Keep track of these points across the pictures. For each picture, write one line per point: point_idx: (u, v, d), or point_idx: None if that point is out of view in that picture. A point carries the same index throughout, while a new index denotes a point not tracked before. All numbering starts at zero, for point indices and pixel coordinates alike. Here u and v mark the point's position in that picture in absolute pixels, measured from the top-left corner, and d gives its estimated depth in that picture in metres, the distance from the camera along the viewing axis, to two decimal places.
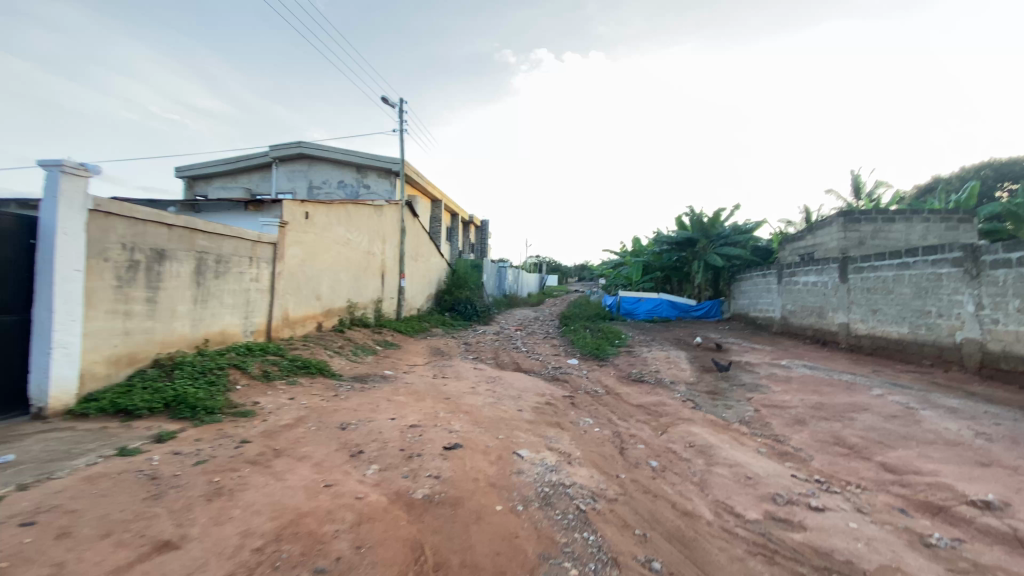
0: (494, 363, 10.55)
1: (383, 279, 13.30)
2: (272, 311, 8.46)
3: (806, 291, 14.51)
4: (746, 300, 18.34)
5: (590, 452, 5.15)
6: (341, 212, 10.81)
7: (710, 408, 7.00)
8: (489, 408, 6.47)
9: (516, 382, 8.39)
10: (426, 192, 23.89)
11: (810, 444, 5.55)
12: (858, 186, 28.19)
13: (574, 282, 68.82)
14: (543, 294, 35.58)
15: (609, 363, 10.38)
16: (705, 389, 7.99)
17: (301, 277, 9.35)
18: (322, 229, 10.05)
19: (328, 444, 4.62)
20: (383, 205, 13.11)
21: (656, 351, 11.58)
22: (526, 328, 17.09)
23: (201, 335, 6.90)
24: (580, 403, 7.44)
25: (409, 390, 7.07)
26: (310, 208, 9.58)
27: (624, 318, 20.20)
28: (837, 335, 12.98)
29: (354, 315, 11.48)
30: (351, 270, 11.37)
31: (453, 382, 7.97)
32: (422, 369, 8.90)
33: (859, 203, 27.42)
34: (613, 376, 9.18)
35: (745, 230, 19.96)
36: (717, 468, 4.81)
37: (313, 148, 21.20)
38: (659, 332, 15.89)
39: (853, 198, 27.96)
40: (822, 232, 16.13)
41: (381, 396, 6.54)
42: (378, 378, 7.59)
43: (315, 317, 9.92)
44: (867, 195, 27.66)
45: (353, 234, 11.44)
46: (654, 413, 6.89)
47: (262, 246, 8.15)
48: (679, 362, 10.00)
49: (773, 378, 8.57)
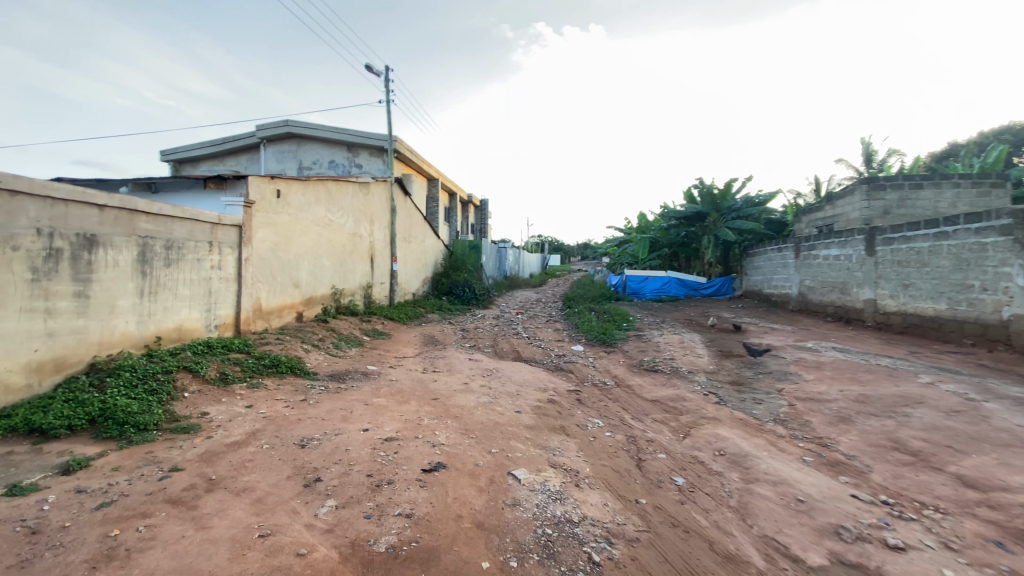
0: (492, 352, 9.67)
1: (372, 262, 12.36)
2: (240, 302, 7.56)
3: (827, 266, 13.47)
4: (760, 277, 17.34)
5: (601, 467, 4.26)
6: (319, 190, 9.82)
7: (736, 403, 6.09)
8: (483, 410, 5.59)
9: (514, 376, 7.51)
10: (421, 171, 22.78)
11: (864, 449, 4.64)
12: (871, 156, 26.82)
13: (577, 261, 67.82)
14: (545, 274, 34.63)
15: (618, 350, 9.47)
16: (727, 379, 7.10)
17: (275, 263, 8.43)
18: (298, 209, 9.08)
19: (279, 471, 3.74)
20: (370, 182, 12.10)
21: (669, 334, 10.68)
22: (527, 311, 16.18)
23: (151, 333, 6.02)
24: (587, 399, 6.56)
25: (392, 390, 6.18)
26: (282, 184, 8.58)
27: (631, 298, 19.27)
28: (862, 313, 12.00)
29: (339, 303, 10.59)
30: (335, 254, 10.43)
31: (444, 377, 7.09)
32: (411, 362, 8.03)
33: (873, 173, 26.22)
34: (622, 365, 8.30)
35: (758, 203, 18.86)
36: (759, 487, 3.92)
37: (301, 126, 20.08)
38: (669, 313, 14.97)
39: (864, 168, 26.78)
40: (843, 202, 15.03)
41: (358, 398, 5.67)
42: (358, 376, 6.71)
43: (294, 306, 9.03)
44: (881, 164, 26.45)
45: (335, 214, 10.47)
46: (672, 410, 6.00)
47: (224, 228, 7.20)
48: (695, 348, 9.08)
49: (803, 365, 7.65)
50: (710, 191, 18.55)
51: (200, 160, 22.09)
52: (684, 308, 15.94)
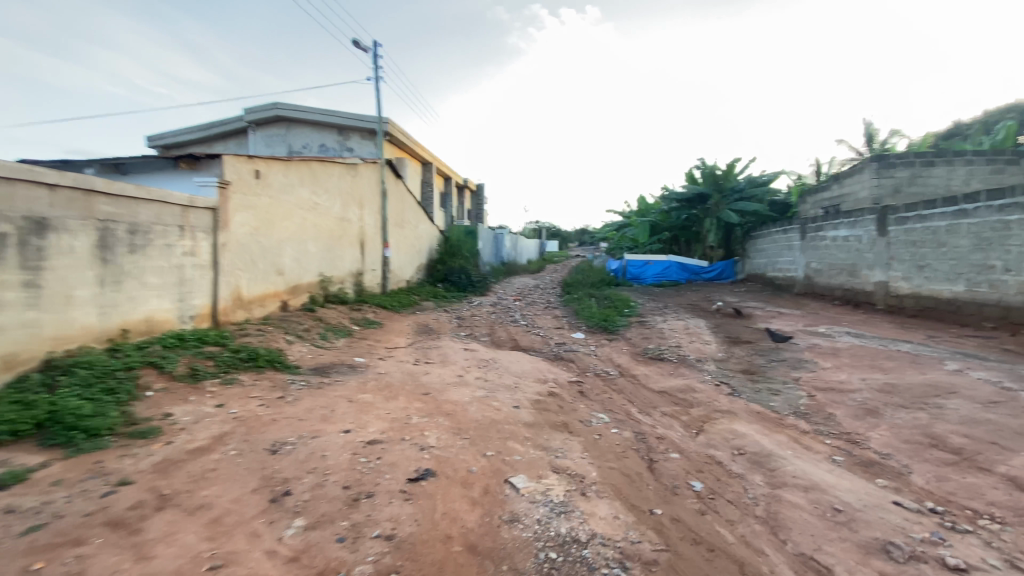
0: (489, 341, 9.19)
1: (363, 249, 11.82)
2: (217, 291, 7.06)
3: (835, 247, 12.99)
4: (764, 260, 16.86)
5: (609, 470, 3.81)
6: (303, 171, 9.26)
7: (751, 394, 5.64)
8: (477, 404, 5.13)
9: (512, 366, 7.04)
10: (414, 155, 22.10)
11: (899, 447, 4.20)
12: (873, 136, 26.19)
13: (575, 247, 67.27)
14: (543, 260, 34.10)
15: (621, 337, 9.00)
16: (739, 368, 6.65)
17: (255, 249, 7.91)
18: (280, 191, 8.54)
19: (244, 483, 3.29)
20: (358, 164, 11.52)
21: (673, 320, 10.22)
22: (525, 298, 15.69)
23: (116, 325, 5.53)
24: (591, 391, 6.10)
25: (379, 384, 5.71)
26: (261, 164, 8.02)
27: (631, 283, 18.80)
28: (873, 296, 11.56)
29: (327, 291, 10.09)
30: (321, 239, 9.90)
31: (436, 369, 6.62)
32: (402, 353, 7.56)
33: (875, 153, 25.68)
34: (626, 354, 7.86)
35: (762, 183, 18.32)
36: (788, 494, 3.48)
37: (290, 109, 19.36)
38: (672, 298, 14.50)
39: (866, 148, 26.26)
40: (852, 180, 14.50)
41: (341, 394, 5.19)
42: (343, 369, 6.22)
43: (278, 295, 8.53)
44: (883, 144, 25.92)
45: (320, 197, 9.92)
46: (683, 402, 5.55)
47: (197, 211, 6.68)
48: (701, 334, 8.62)
49: (818, 351, 7.20)
50: (713, 171, 18.00)
51: (186, 145, 21.34)
52: (687, 293, 15.49)
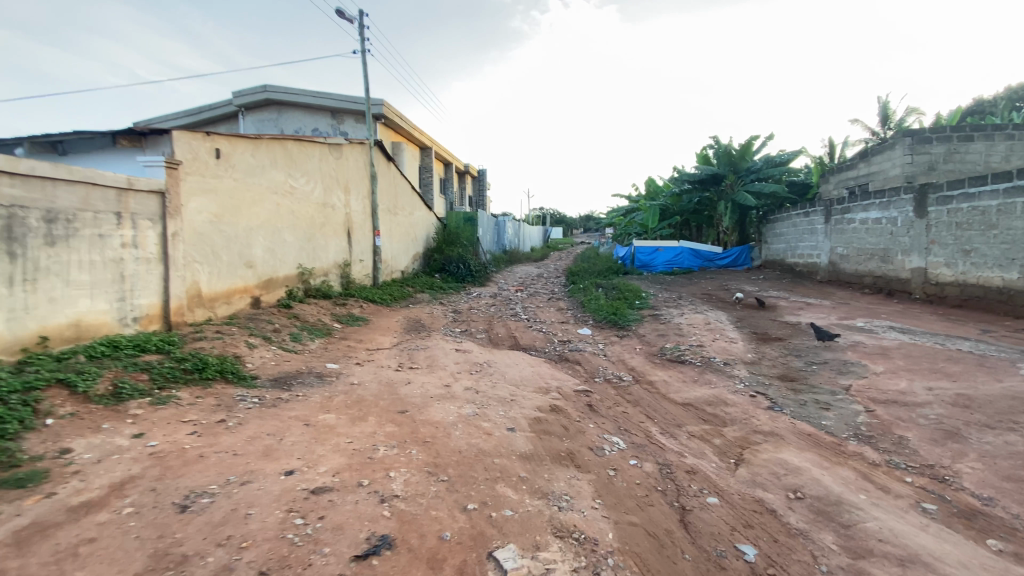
0: (485, 339, 8.24)
1: (349, 237, 10.85)
2: (170, 288, 6.13)
3: (865, 230, 11.88)
4: (783, 245, 15.77)
5: (629, 529, 2.87)
6: (275, 151, 8.28)
7: (798, 410, 4.66)
8: (463, 426, 4.18)
9: (509, 371, 6.09)
10: (411, 139, 20.98)
11: (1005, 490, 3.24)
12: (888, 115, 24.88)
13: (579, 233, 66.04)
14: (546, 248, 33.08)
15: (633, 334, 8.02)
16: (775, 372, 5.68)
17: (217, 238, 6.95)
18: (246, 173, 7.57)
19: (126, 566, 2.37)
20: (342, 144, 10.52)
21: (689, 312, 9.24)
22: (527, 288, 14.70)
23: (33, 332, 4.62)
24: (601, 403, 5.15)
25: (347, 398, 4.78)
26: (222, 142, 7.05)
27: (640, 271, 17.78)
28: (909, 284, 10.52)
29: (308, 285, 9.14)
30: (299, 227, 8.95)
31: (420, 377, 5.67)
32: (384, 356, 6.64)
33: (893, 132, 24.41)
34: (641, 354, 6.88)
35: (780, 163, 17.15)
36: (877, 571, 2.54)
37: (280, 91, 18.25)
38: (685, 287, 13.48)
39: (882, 127, 24.98)
40: (881, 158, 13.35)
41: (297, 415, 4.26)
42: (309, 379, 5.29)
43: (247, 290, 7.59)
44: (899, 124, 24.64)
45: (298, 181, 8.94)
46: (714, 421, 4.58)
47: (138, 194, 5.73)
48: (724, 331, 7.62)
49: (864, 352, 6.20)
50: (728, 151, 16.86)
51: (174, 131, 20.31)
52: (701, 282, 14.45)
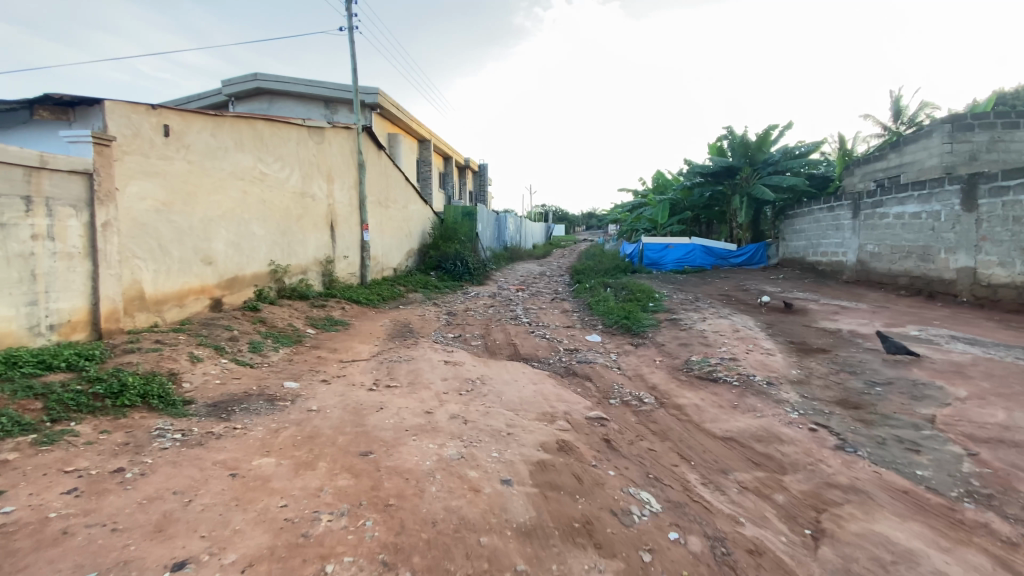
0: (481, 347, 7.22)
1: (333, 231, 9.82)
2: (102, 290, 5.09)
3: (900, 226, 10.81)
4: (803, 242, 14.69)
5: None
6: (241, 131, 7.25)
7: (877, 453, 3.62)
8: (442, 477, 3.15)
9: (507, 391, 5.05)
10: (408, 130, 19.89)
11: None
12: (899, 110, 23.80)
13: (582, 231, 64.88)
14: (548, 245, 32.07)
15: (650, 342, 6.98)
16: (832, 397, 4.65)
17: (165, 230, 5.93)
18: (204, 155, 6.55)
19: None
20: (323, 128, 9.49)
21: (712, 316, 8.20)
22: (529, 287, 13.68)
23: None
24: (620, 435, 4.13)
25: (299, 433, 3.76)
26: (170, 117, 6.03)
27: (649, 269, 16.75)
28: (954, 285, 9.52)
29: (282, 284, 8.10)
30: (271, 219, 7.92)
31: (397, 399, 4.64)
32: (360, 369, 5.63)
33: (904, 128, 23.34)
34: (662, 368, 5.86)
35: (799, 154, 16.06)
36: None
37: (271, 80, 17.19)
38: (701, 288, 12.43)
39: (893, 122, 23.90)
40: (915, 147, 12.27)
41: (226, 460, 3.25)
42: (259, 404, 4.26)
43: (204, 291, 6.56)
44: (910, 119, 23.57)
45: (270, 166, 7.92)
46: (768, 466, 3.54)
47: (55, 174, 4.70)
48: (757, 341, 6.56)
49: (934, 370, 5.15)
50: (743, 141, 15.74)
51: None
52: (716, 282, 13.41)
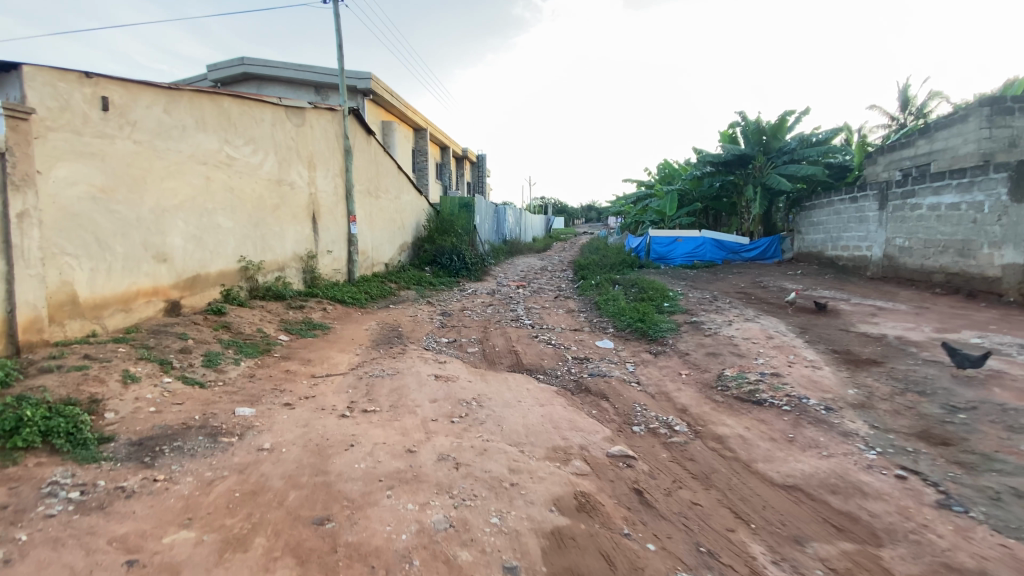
0: (477, 356, 6.34)
1: (315, 223, 8.90)
2: (19, 295, 4.19)
3: (935, 218, 9.94)
4: (821, 235, 13.80)
5: None
6: (203, 108, 6.33)
7: (995, 514, 2.78)
8: (422, 564, 2.29)
9: (508, 415, 4.16)
10: (403, 118, 18.90)
11: None
12: (908, 99, 22.93)
13: (581, 223, 63.90)
14: (548, 238, 31.14)
15: (672, 350, 6.11)
16: (908, 428, 3.79)
17: (105, 222, 5.03)
18: (155, 135, 5.64)
19: None
20: (304, 108, 8.55)
21: (737, 318, 7.32)
22: (530, 284, 12.79)
23: None
24: (653, 482, 3.28)
25: (240, 487, 2.89)
26: (108, 89, 5.12)
27: (657, 264, 15.90)
28: (998, 283, 8.67)
29: (253, 283, 7.19)
30: (241, 210, 7.00)
31: (373, 431, 3.75)
32: (335, 385, 4.76)
33: (913, 117, 22.48)
34: (691, 384, 4.99)
35: (816, 142, 15.09)
36: None
37: (259, 64, 16.15)
38: (715, 285, 11.56)
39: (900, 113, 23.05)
40: (948, 133, 11.40)
41: (128, 539, 2.39)
42: (197, 442, 3.38)
43: (157, 293, 5.66)
44: (919, 108, 22.71)
45: (240, 149, 7.00)
46: (855, 535, 2.70)
47: None
48: (797, 351, 5.67)
49: (1021, 391, 4.29)
50: (759, 127, 14.82)
51: None
52: (730, 278, 12.54)
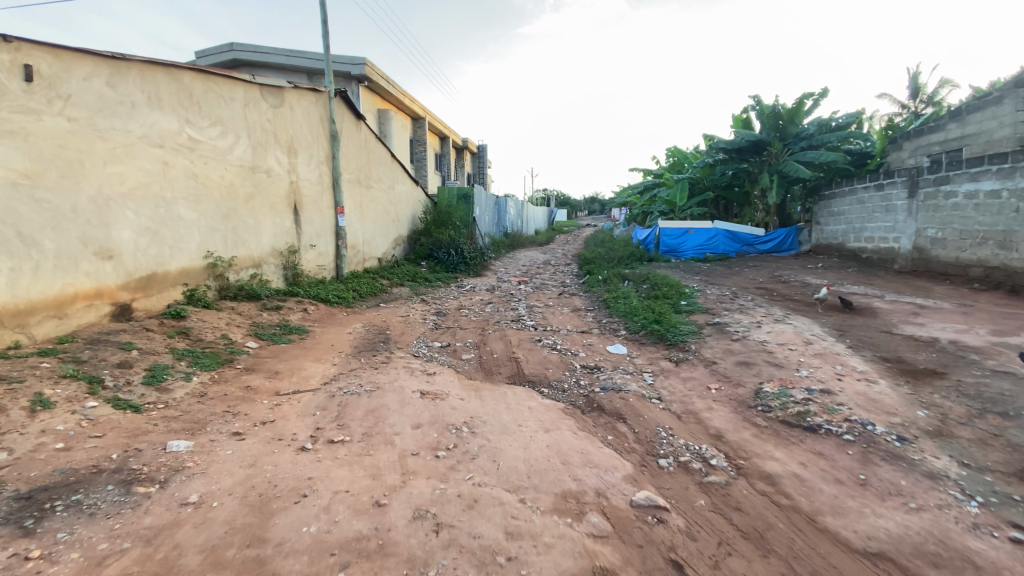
0: (473, 364, 5.58)
1: (297, 215, 8.11)
2: None
3: (972, 207, 9.09)
4: (842, 226, 12.96)
5: None
6: (157, 81, 5.54)
7: None
8: None
9: (505, 446, 3.40)
10: (400, 107, 18.04)
11: None
12: (920, 86, 21.96)
13: (584, 216, 62.90)
14: (551, 231, 30.31)
15: (696, 357, 5.34)
16: (1011, 467, 3.01)
17: (30, 212, 4.27)
18: (95, 112, 4.87)
19: None
20: (282, 88, 7.73)
21: (766, 319, 6.54)
22: (532, 279, 11.99)
23: None
24: (695, 547, 2.52)
25: (139, 567, 2.13)
26: (30, 55, 4.33)
27: (667, 258, 15.11)
28: None
29: (221, 282, 6.43)
30: (206, 199, 6.23)
31: (336, 472, 2.99)
32: (302, 405, 4.01)
33: (927, 105, 21.52)
34: (725, 402, 4.21)
35: (835, 127, 14.12)
36: None
37: (249, 50, 15.27)
38: (732, 279, 10.76)
39: (914, 100, 22.10)
40: (982, 116, 10.55)
41: None
42: (102, 495, 2.66)
43: (101, 296, 4.91)
44: (932, 97, 21.75)
45: (204, 131, 6.22)
46: None
47: None
48: (842, 359, 4.88)
49: None
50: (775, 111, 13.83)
51: None
52: (746, 272, 11.74)
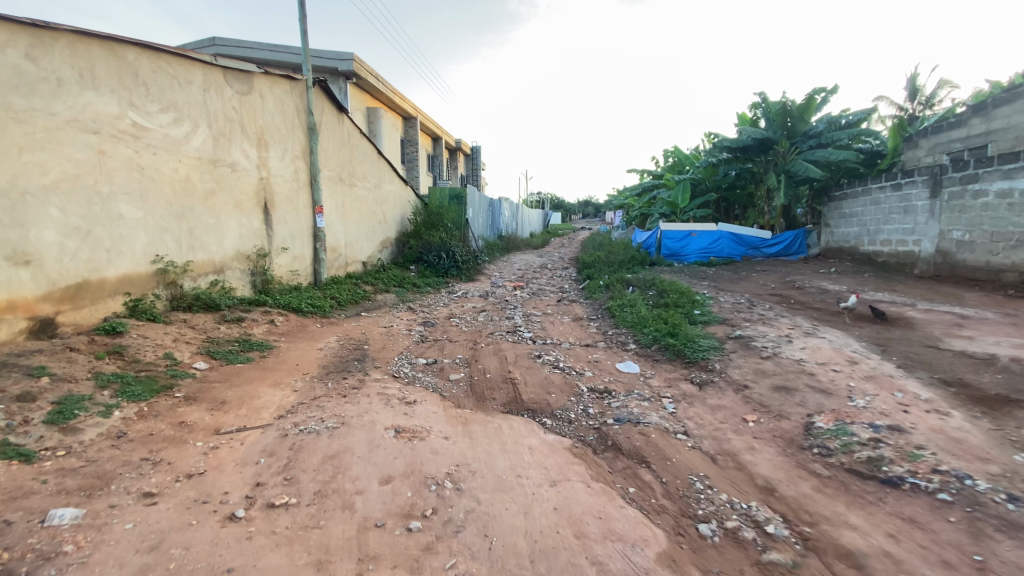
0: (462, 386, 4.78)
1: (267, 215, 7.29)
2: None
3: (1005, 206, 8.43)
4: (855, 228, 12.29)
5: None
6: (92, 56, 4.73)
7: None
8: None
9: (499, 511, 2.61)
10: (390, 105, 17.23)
11: None
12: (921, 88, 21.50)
13: (579, 219, 62.32)
14: (546, 234, 29.57)
15: (723, 379, 4.56)
16: None
17: None
18: (9, 89, 4.06)
19: None
20: (251, 73, 6.93)
21: (794, 332, 5.78)
22: (528, 284, 11.21)
23: None
24: None
25: None
26: None
27: (670, 261, 14.37)
28: None
29: (171, 291, 5.60)
30: (155, 195, 5.41)
31: (270, 559, 2.18)
32: (245, 449, 3.19)
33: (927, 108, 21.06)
34: (769, 440, 3.44)
35: (846, 125, 13.46)
36: None
37: (232, 46, 14.44)
38: (742, 285, 10.03)
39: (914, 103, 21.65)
40: (1008, 110, 9.93)
41: None
42: None
43: (13, 309, 4.06)
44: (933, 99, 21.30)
45: (154, 117, 5.41)
46: None
47: None
48: (899, 383, 4.13)
49: None
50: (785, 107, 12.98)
51: None
52: (756, 277, 11.01)
